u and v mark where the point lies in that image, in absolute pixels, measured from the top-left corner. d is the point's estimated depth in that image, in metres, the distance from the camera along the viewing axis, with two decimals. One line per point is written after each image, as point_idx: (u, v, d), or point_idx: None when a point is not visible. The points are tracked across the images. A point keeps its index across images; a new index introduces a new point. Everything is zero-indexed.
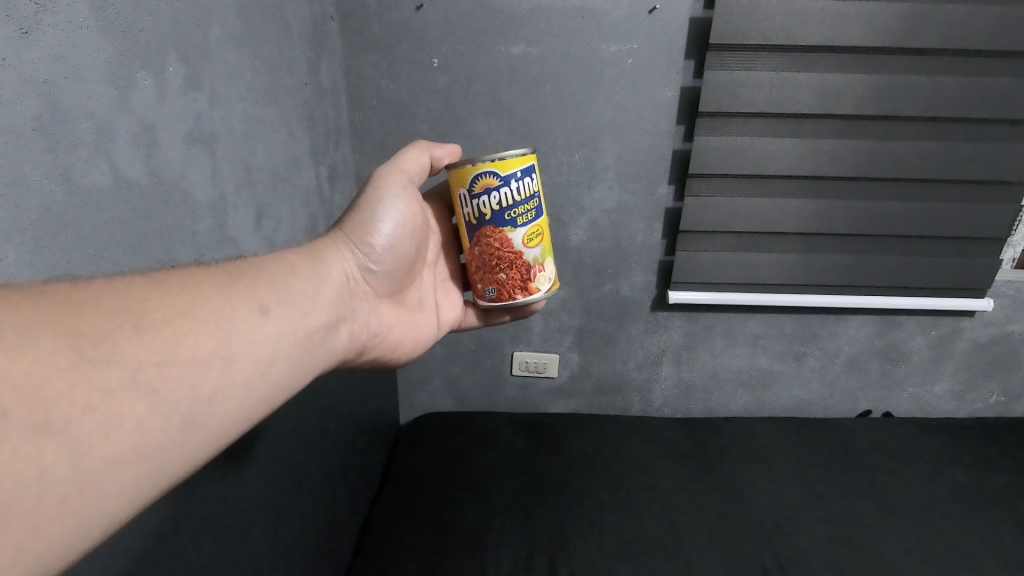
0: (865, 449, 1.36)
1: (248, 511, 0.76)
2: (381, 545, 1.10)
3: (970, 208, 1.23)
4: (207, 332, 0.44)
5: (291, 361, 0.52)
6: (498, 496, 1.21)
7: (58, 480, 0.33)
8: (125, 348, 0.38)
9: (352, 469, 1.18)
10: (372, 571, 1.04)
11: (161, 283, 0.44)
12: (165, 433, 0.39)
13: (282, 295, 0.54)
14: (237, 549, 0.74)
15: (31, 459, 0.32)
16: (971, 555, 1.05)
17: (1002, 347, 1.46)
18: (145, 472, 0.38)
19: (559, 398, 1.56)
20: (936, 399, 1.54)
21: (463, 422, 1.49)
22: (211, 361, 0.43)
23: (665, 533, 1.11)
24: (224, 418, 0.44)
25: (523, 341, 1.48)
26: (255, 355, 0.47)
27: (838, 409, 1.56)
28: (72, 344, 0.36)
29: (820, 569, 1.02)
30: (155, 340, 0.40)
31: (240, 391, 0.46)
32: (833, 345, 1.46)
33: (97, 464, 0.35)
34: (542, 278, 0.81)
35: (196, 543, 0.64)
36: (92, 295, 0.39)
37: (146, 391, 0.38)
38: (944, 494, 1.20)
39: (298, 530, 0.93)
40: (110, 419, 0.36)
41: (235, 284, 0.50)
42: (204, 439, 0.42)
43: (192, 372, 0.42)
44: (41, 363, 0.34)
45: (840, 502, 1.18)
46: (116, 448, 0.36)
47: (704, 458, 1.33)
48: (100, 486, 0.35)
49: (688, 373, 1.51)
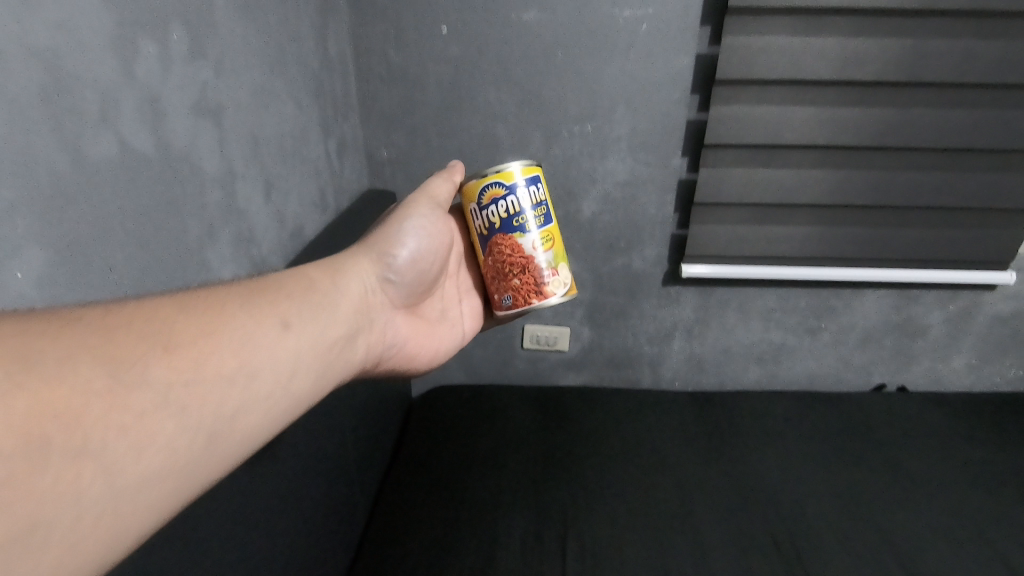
0: (878, 422, 1.35)
1: (259, 481, 0.77)
2: (394, 517, 1.13)
3: (996, 178, 1.19)
4: (230, 350, 0.45)
5: (310, 374, 0.53)
6: (510, 469, 1.23)
7: (96, 499, 0.35)
8: (155, 370, 0.39)
9: (366, 440, 1.20)
10: (387, 541, 1.07)
11: (189, 301, 0.45)
12: (191, 449, 0.41)
13: (305, 312, 0.55)
14: (249, 520, 0.75)
15: (71, 481, 0.33)
16: (986, 529, 1.04)
17: None
18: (174, 487, 0.40)
19: (570, 371, 1.56)
20: (952, 374, 1.52)
21: (476, 396, 1.51)
22: (235, 376, 0.45)
23: (675, 505, 1.12)
24: (246, 431, 0.46)
25: (535, 314, 1.48)
26: (275, 369, 0.49)
27: (851, 384, 1.55)
28: (107, 369, 0.37)
29: (828, 540, 1.03)
30: (181, 361, 0.41)
31: (261, 406, 0.47)
32: (848, 319, 1.45)
33: (129, 483, 0.37)
34: (557, 282, 0.79)
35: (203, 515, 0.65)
36: (124, 317, 0.40)
37: (175, 410, 0.40)
38: (959, 471, 1.18)
39: (311, 500, 0.94)
40: (140, 439, 0.37)
41: (258, 301, 0.51)
42: (228, 455, 0.44)
43: (216, 389, 0.43)
44: (79, 390, 0.35)
45: (852, 476, 1.18)
46: (146, 467, 0.38)
47: (715, 432, 1.34)
48: (131, 503, 0.37)
49: (699, 347, 1.51)
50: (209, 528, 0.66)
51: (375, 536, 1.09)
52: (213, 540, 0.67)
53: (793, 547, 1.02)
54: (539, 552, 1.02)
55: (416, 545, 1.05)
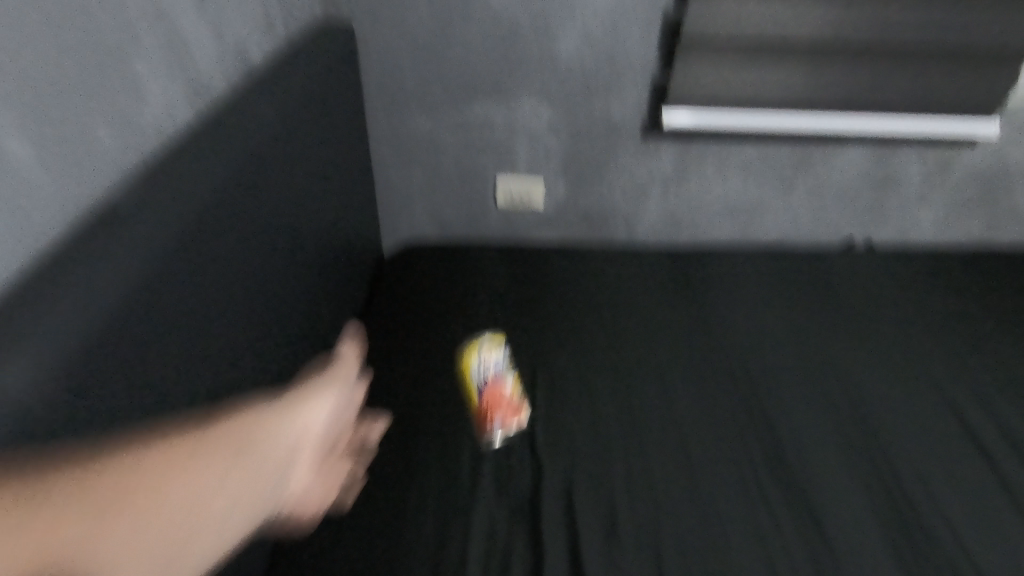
0: (844, 273, 1.38)
1: (240, 306, 0.74)
2: (371, 355, 1.14)
3: (992, 15, 1.15)
4: (246, 451, 0.48)
5: (316, 459, 0.56)
6: (485, 313, 1.23)
7: (114, 553, 0.39)
8: (178, 480, 0.44)
9: (341, 284, 1.18)
10: (364, 376, 1.09)
11: (219, 412, 0.50)
12: (203, 535, 0.45)
13: (313, 397, 0.56)
14: (233, 344, 0.72)
15: (100, 528, 0.39)
16: (932, 373, 1.11)
17: (997, 177, 1.45)
18: (182, 550, 0.43)
19: (545, 228, 1.53)
20: (917, 228, 1.54)
21: (450, 246, 1.47)
22: (244, 465, 0.48)
23: (642, 346, 1.16)
24: (251, 510, 0.48)
25: (508, 164, 1.43)
26: (285, 445, 0.52)
27: (821, 239, 1.57)
28: (156, 471, 0.43)
29: (785, 381, 1.09)
30: (210, 455, 0.46)
31: (268, 477, 0.50)
32: (824, 171, 1.44)
33: (140, 550, 0.41)
34: None
35: (181, 327, 0.61)
36: (159, 438, 0.45)
37: (194, 490, 0.44)
38: (916, 320, 1.23)
39: (293, 335, 0.93)
40: (164, 531, 0.42)
41: (279, 398, 0.54)
42: (232, 534, 0.47)
43: (232, 476, 0.47)
44: (116, 478, 0.41)
45: (813, 321, 1.23)
46: (158, 535, 0.42)
47: (687, 280, 1.36)
48: (141, 558, 0.41)
49: (675, 203, 1.49)
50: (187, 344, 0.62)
51: (352, 372, 1.10)
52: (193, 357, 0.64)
53: (750, 384, 1.08)
54: (512, 387, 1.06)
55: (393, 380, 1.07)
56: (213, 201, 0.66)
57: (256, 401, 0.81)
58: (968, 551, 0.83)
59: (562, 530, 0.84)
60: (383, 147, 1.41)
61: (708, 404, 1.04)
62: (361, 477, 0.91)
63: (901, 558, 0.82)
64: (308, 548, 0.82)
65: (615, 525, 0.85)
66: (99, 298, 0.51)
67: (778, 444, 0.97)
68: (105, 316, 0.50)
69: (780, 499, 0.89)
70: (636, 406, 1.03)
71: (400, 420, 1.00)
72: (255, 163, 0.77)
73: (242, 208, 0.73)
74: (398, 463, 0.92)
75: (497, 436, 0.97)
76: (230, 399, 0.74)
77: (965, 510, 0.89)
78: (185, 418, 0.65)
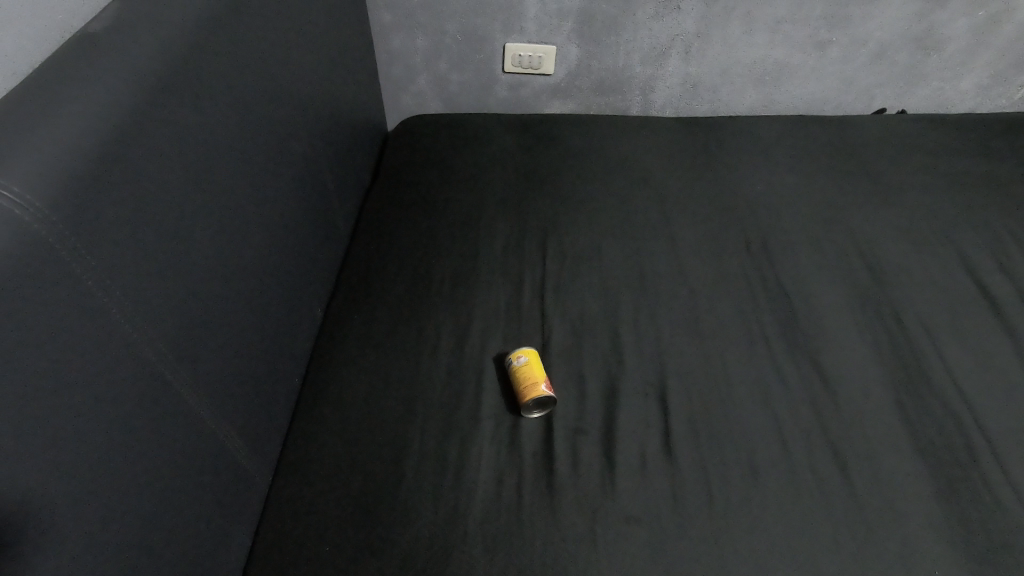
0: (873, 139, 1.30)
1: (221, 160, 0.72)
2: (375, 231, 1.12)
3: None
4: None
5: None
6: (489, 186, 1.19)
7: None
8: None
9: (339, 158, 1.13)
10: (371, 252, 1.07)
11: None
12: None
13: None
14: (220, 201, 0.72)
15: None
16: (957, 236, 1.06)
17: None
18: None
19: (556, 99, 1.46)
20: (958, 96, 1.45)
21: (451, 117, 1.39)
22: None
23: (655, 216, 1.12)
24: None
25: (517, 30, 1.32)
26: None
27: (851, 108, 1.48)
28: None
29: (802, 247, 1.05)
30: None
31: None
32: (863, 32, 1.32)
33: None
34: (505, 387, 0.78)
35: (157, 176, 0.61)
36: None
37: None
38: (945, 185, 1.17)
39: (287, 196, 0.90)
40: None
41: None
42: None
43: None
44: None
45: (836, 189, 1.17)
46: None
47: (703, 149, 1.28)
48: None
49: (696, 69, 1.39)
50: (169, 196, 0.62)
51: (359, 248, 1.09)
52: (176, 210, 0.64)
53: (765, 251, 1.05)
54: (520, 257, 1.04)
55: (399, 254, 1.06)
56: (166, 51, 0.64)
57: (258, 261, 0.82)
58: (964, 392, 0.83)
59: (569, 382, 0.86)
60: (382, 10, 1.29)
61: (717, 267, 1.02)
62: (375, 339, 0.93)
63: (899, 399, 0.83)
64: (330, 402, 0.86)
65: (620, 375, 0.87)
66: (60, 147, 0.51)
67: (788, 302, 0.96)
68: (70, 164, 0.51)
69: (784, 350, 0.90)
70: (645, 270, 1.02)
71: (409, 286, 1.00)
72: (216, 21, 0.73)
73: (208, 62, 0.70)
74: (409, 325, 0.94)
75: (505, 300, 0.97)
76: (230, 258, 0.74)
77: (967, 357, 0.88)
78: (182, 267, 0.65)
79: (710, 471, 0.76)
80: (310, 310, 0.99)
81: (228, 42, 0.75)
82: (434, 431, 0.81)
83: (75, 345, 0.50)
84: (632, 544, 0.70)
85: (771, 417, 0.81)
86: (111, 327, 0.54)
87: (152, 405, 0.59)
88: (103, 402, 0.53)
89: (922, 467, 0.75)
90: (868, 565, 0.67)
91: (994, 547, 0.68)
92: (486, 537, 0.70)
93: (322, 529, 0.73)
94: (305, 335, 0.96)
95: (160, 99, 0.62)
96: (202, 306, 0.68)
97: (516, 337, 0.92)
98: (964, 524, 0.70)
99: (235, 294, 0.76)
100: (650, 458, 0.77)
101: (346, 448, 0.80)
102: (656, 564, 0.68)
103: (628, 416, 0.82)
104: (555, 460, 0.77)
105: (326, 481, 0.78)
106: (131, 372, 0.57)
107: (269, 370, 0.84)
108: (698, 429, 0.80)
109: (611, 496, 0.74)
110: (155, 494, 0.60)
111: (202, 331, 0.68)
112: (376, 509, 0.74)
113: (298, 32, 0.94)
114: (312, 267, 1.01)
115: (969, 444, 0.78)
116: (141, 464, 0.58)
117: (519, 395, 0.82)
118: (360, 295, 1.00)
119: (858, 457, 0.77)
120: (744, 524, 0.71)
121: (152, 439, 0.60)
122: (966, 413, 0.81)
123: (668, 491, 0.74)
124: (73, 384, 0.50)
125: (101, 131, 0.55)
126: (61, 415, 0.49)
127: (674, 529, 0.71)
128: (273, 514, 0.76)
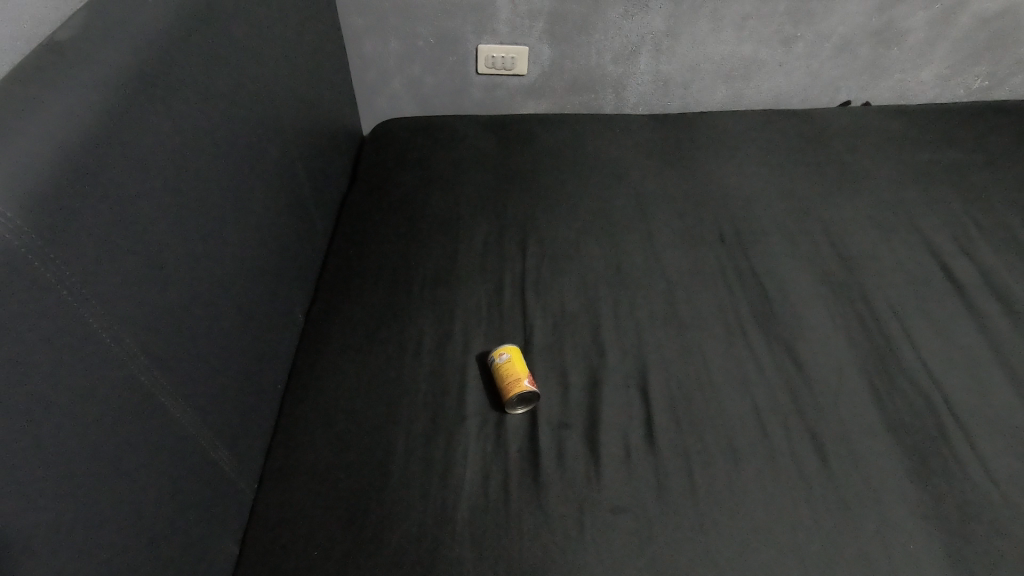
0: (840, 131, 1.33)
1: (197, 165, 0.72)
2: (356, 236, 1.11)
3: None
4: None
5: None
6: (468, 187, 1.19)
7: None
8: None
9: (315, 163, 1.13)
10: (352, 258, 1.07)
11: None
12: None
13: None
14: (198, 208, 0.72)
15: None
16: (920, 222, 1.10)
17: (1006, 23, 1.38)
18: None
19: (531, 99, 1.47)
20: (919, 87, 1.49)
21: (427, 120, 1.39)
22: None
23: (631, 211, 1.14)
24: None
25: (489, 31, 1.33)
26: None
27: (818, 101, 1.51)
28: None
29: (772, 236, 1.08)
30: None
31: None
32: (827, 27, 1.36)
33: None
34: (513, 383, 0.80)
35: (134, 183, 0.61)
36: None
37: None
38: (909, 173, 1.21)
39: (264, 201, 0.90)
40: None
41: None
42: None
43: None
44: None
45: (804, 179, 1.21)
46: None
47: (675, 145, 1.31)
48: None
49: (667, 66, 1.42)
50: (145, 203, 0.62)
51: (340, 254, 1.09)
52: (156, 220, 0.64)
53: (738, 241, 1.07)
54: (500, 257, 1.05)
55: (380, 258, 1.06)
56: (140, 60, 0.64)
57: (238, 268, 0.82)
58: (934, 375, 0.86)
59: (551, 377, 0.87)
60: (353, 14, 1.29)
61: (693, 259, 1.05)
62: (358, 343, 0.93)
63: (873, 383, 0.85)
64: (314, 408, 0.86)
65: (602, 368, 0.88)
66: (37, 160, 0.52)
67: (763, 293, 0.98)
68: (38, 172, 0.51)
69: (760, 337, 0.92)
70: (623, 265, 1.03)
71: (390, 289, 1.00)
72: (192, 31, 0.73)
73: (182, 71, 0.71)
74: (392, 328, 0.94)
75: (486, 299, 0.98)
76: (209, 265, 0.74)
77: (935, 338, 0.91)
78: (163, 276, 0.65)
79: (692, 458, 0.78)
80: (291, 315, 0.98)
81: (201, 51, 0.75)
82: (420, 432, 0.81)
83: (53, 354, 0.50)
84: (617, 532, 0.71)
85: (749, 403, 0.83)
86: (93, 338, 0.54)
87: (135, 412, 0.59)
88: (81, 415, 0.52)
89: (898, 449, 0.78)
90: (848, 543, 0.70)
91: (966, 524, 0.71)
92: (475, 533, 0.71)
93: (308, 533, 0.73)
94: (287, 341, 0.96)
95: (132, 105, 0.62)
96: (184, 315, 0.68)
97: (498, 334, 0.93)
98: (937, 500, 0.73)
99: (215, 300, 0.75)
100: (633, 448, 0.79)
101: (331, 454, 0.80)
102: (642, 552, 0.70)
103: (610, 408, 0.83)
104: (540, 454, 0.78)
105: (314, 487, 0.78)
106: (111, 379, 0.56)
107: (252, 377, 0.84)
108: (680, 420, 0.82)
109: (596, 487, 0.75)
110: (141, 503, 0.60)
111: (185, 339, 0.68)
112: (363, 510, 0.74)
113: (270, 38, 0.94)
114: (292, 271, 1.00)
115: (940, 424, 0.80)
116: (126, 473, 0.58)
117: (502, 392, 0.82)
118: (342, 300, 1.00)
119: (836, 442, 0.79)
120: (728, 510, 0.73)
121: (136, 448, 0.59)
122: (935, 392, 0.84)
123: (653, 480, 0.76)
124: (51, 393, 0.49)
125: (76, 143, 0.55)
126: (49, 422, 0.49)
127: (659, 517, 0.72)
128: (262, 521, 0.76)
